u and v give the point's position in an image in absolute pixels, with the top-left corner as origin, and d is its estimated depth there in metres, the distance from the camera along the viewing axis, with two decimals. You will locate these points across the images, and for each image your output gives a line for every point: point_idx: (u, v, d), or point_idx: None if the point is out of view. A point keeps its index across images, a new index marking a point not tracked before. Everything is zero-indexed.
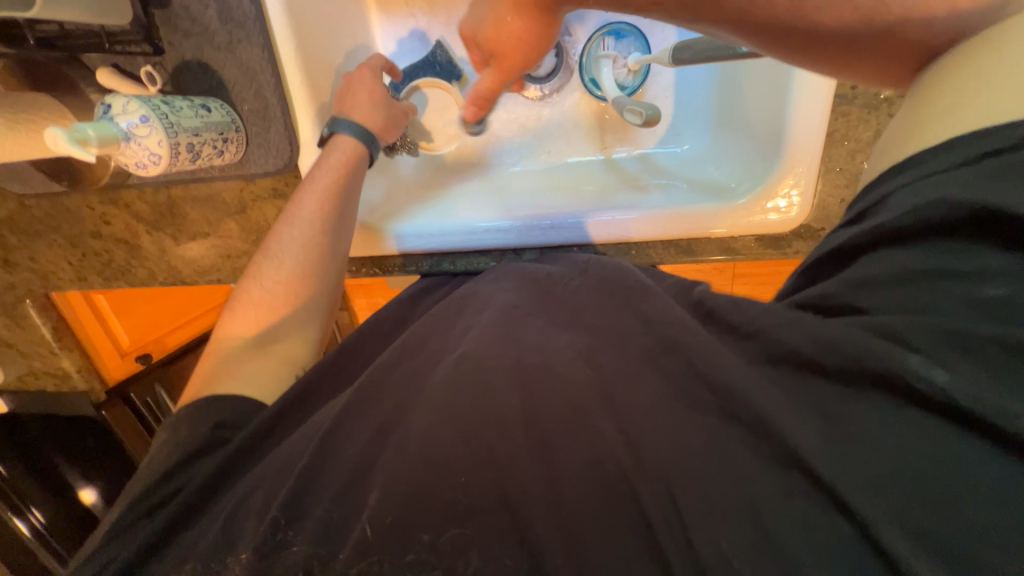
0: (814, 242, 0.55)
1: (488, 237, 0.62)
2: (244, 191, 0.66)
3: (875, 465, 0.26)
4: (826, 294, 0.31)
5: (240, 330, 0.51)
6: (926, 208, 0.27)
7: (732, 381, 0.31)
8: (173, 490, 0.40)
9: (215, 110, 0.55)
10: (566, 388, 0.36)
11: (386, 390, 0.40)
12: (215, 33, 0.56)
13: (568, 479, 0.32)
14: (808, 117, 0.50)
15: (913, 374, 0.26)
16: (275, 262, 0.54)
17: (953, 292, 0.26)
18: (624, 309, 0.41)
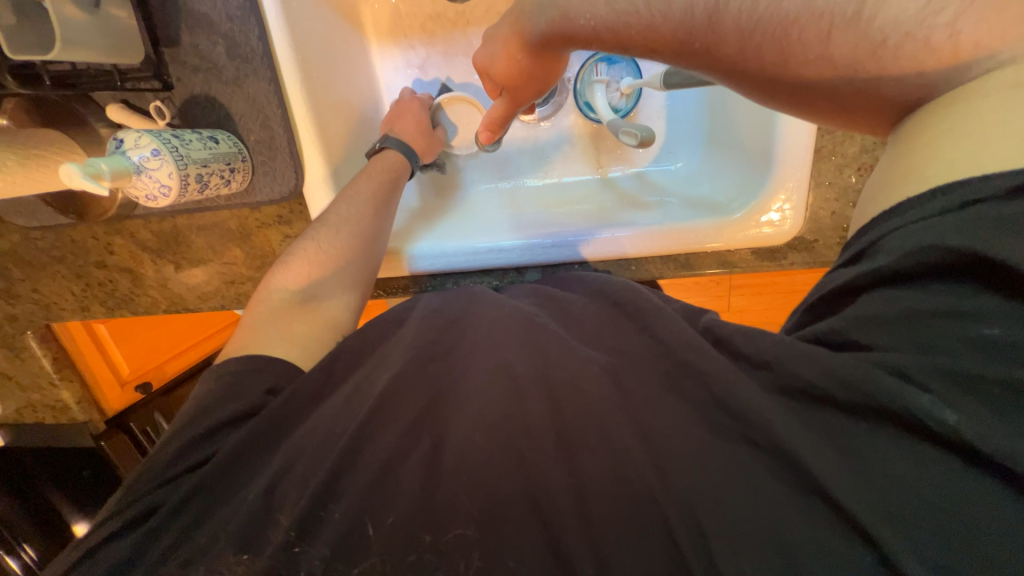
0: (809, 253, 0.57)
1: (490, 258, 0.63)
2: (249, 218, 0.67)
3: (893, 495, 0.27)
4: (835, 329, 0.32)
5: (285, 284, 0.53)
6: (926, 255, 0.28)
7: (750, 404, 0.32)
8: (205, 456, 0.40)
9: (223, 142, 0.57)
10: (588, 408, 0.36)
11: (406, 397, 0.38)
12: (223, 69, 0.58)
13: (596, 498, 0.33)
14: (795, 135, 0.53)
15: (925, 413, 0.27)
16: (316, 245, 0.56)
17: (955, 332, 0.27)
18: (634, 327, 0.40)
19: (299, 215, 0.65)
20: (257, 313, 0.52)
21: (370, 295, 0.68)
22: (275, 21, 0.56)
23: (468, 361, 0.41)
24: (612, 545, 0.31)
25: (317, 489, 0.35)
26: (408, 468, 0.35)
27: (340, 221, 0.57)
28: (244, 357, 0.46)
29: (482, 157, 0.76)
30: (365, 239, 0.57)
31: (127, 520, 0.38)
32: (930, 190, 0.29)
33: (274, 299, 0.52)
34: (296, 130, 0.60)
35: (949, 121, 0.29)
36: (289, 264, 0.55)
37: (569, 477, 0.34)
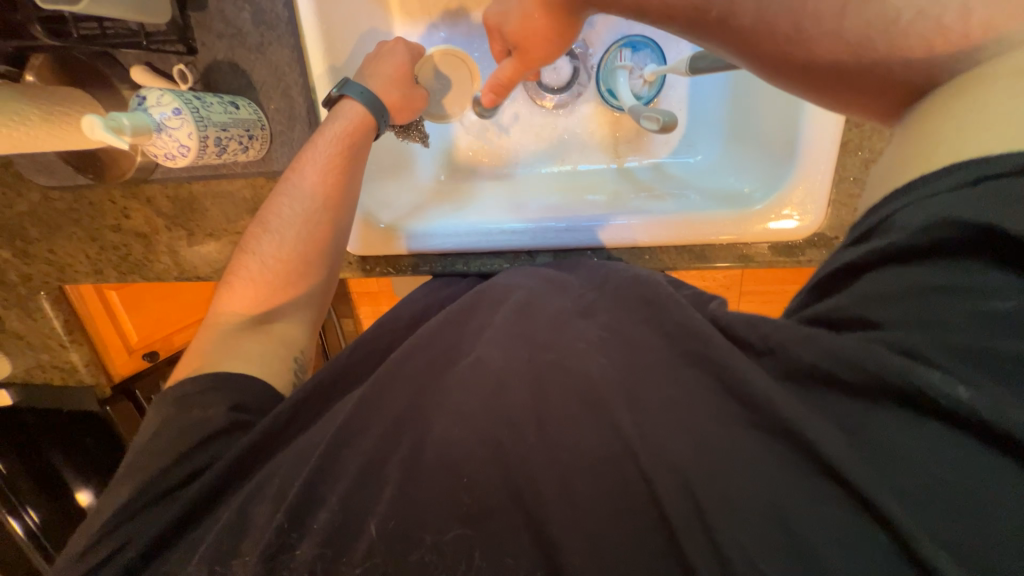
0: (828, 250, 0.56)
1: (500, 240, 0.63)
2: (264, 188, 0.66)
3: (910, 477, 0.25)
4: (840, 309, 0.30)
5: (236, 308, 0.53)
6: (938, 228, 0.27)
7: (759, 392, 0.30)
8: (189, 472, 0.41)
9: (244, 108, 0.57)
10: (578, 382, 0.35)
11: (399, 383, 0.39)
12: (247, 35, 0.58)
13: (580, 478, 0.32)
14: (822, 127, 0.51)
15: (935, 391, 0.25)
16: (284, 235, 0.55)
17: (961, 305, 0.26)
18: (644, 322, 0.38)
19: None
20: (207, 337, 0.52)
21: (379, 272, 0.68)
22: None
23: (465, 346, 0.41)
24: (610, 532, 0.30)
25: (306, 479, 0.35)
26: (388, 471, 0.35)
27: (320, 192, 0.56)
28: (195, 379, 0.47)
29: (499, 141, 0.75)
30: (339, 226, 0.58)
31: (118, 545, 0.38)
32: (936, 166, 0.28)
33: (230, 324, 0.52)
34: (315, 99, 0.60)
35: (959, 102, 0.28)
36: (279, 244, 0.55)
37: (556, 463, 0.32)
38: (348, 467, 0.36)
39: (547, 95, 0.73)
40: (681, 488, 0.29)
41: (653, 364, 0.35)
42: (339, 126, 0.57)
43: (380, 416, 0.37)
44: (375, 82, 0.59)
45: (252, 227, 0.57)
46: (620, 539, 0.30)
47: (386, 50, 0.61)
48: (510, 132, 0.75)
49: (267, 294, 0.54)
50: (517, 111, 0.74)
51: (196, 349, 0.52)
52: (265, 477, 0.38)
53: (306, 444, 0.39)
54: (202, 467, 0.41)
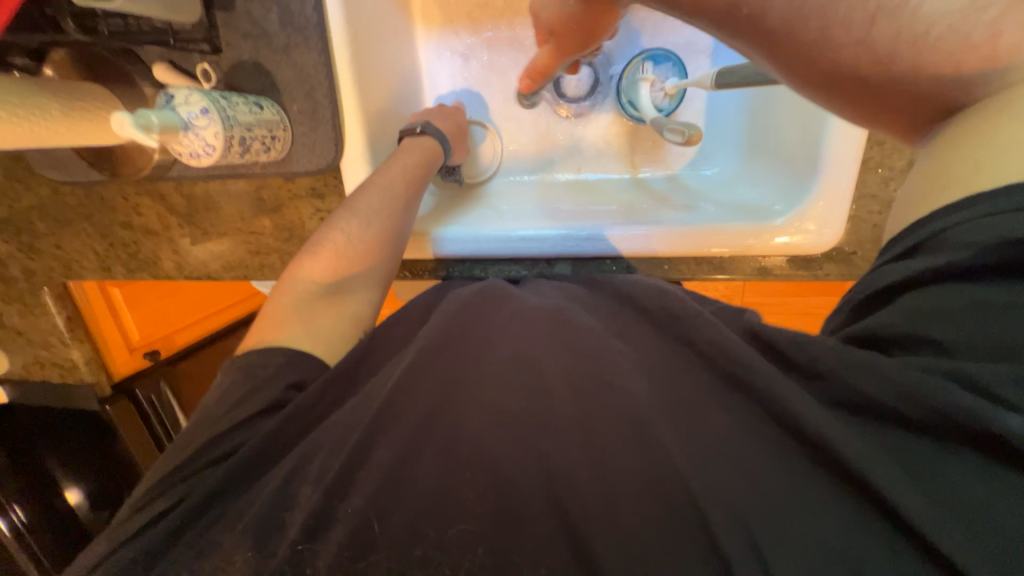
0: (846, 265, 0.56)
1: (522, 247, 0.63)
2: (282, 188, 0.66)
3: (973, 507, 0.25)
4: (888, 327, 0.31)
5: (313, 274, 0.52)
6: (994, 249, 0.27)
7: (797, 407, 0.31)
8: (222, 452, 0.40)
9: (267, 108, 0.57)
10: (622, 399, 0.35)
11: (431, 376, 0.38)
12: (273, 37, 0.58)
13: (626, 497, 0.31)
14: (843, 143, 0.52)
15: (1005, 425, 0.25)
16: (356, 225, 0.55)
17: (1023, 325, 0.27)
18: (667, 337, 0.39)
19: (333, 189, 0.65)
20: (280, 304, 0.51)
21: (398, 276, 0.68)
22: None
23: (486, 351, 0.39)
24: (640, 543, 0.30)
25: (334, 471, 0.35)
26: (419, 468, 0.34)
27: (380, 215, 0.56)
28: (267, 350, 0.46)
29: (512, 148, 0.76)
30: (394, 230, 0.57)
31: (161, 510, 0.38)
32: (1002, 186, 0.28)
33: (304, 288, 0.52)
34: (339, 100, 0.60)
35: (984, 135, 0.29)
36: (364, 228, 0.55)
37: (591, 466, 0.32)
38: (367, 474, 0.34)
39: (563, 103, 0.73)
40: (723, 505, 0.29)
41: (694, 388, 0.35)
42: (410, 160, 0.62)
43: (402, 416, 0.36)
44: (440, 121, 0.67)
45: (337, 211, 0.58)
46: (649, 550, 0.29)
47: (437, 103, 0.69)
48: (528, 141, 0.76)
49: (343, 265, 0.53)
50: (536, 121, 0.75)
51: (267, 312, 0.51)
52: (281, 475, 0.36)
53: (332, 426, 0.38)
54: (230, 450, 0.40)
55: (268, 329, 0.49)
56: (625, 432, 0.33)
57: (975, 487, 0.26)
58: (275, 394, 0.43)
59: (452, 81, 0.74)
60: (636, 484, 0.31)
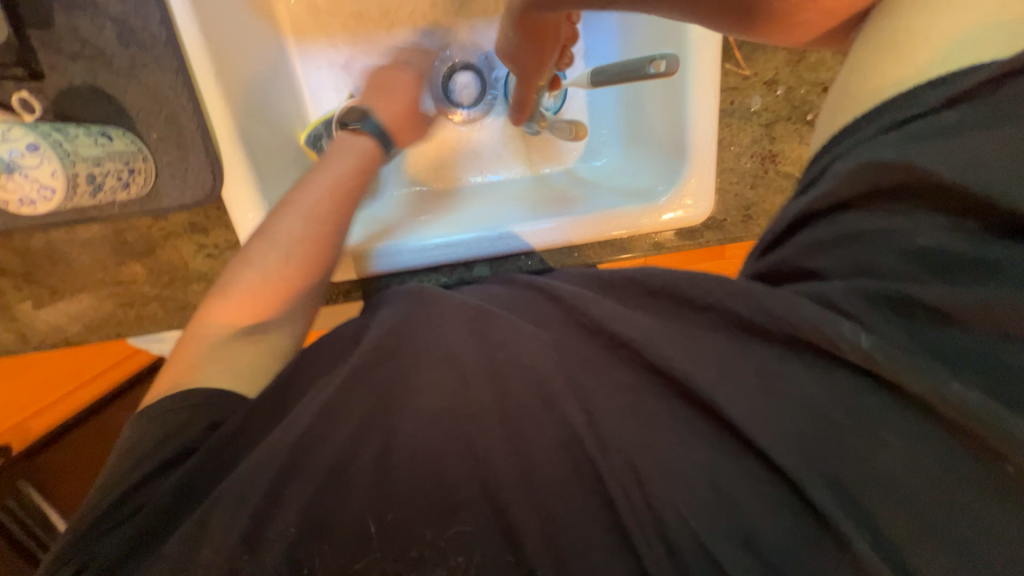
0: (720, 231, 0.64)
1: (440, 255, 0.62)
2: (152, 228, 0.58)
3: (820, 436, 0.28)
4: (784, 261, 0.33)
5: (222, 322, 0.46)
6: (857, 170, 0.29)
7: (679, 364, 0.31)
8: (119, 515, 0.34)
9: (118, 138, 0.49)
10: (532, 373, 0.35)
11: (360, 396, 0.35)
12: (114, 57, 0.51)
13: (538, 462, 0.32)
14: (702, 126, 0.59)
15: (844, 338, 0.27)
16: (276, 259, 0.48)
17: (888, 248, 0.28)
18: (563, 317, 0.38)
19: (217, 222, 0.59)
20: (198, 343, 0.45)
21: None
22: (178, 3, 0.50)
23: (406, 361, 0.37)
24: (562, 508, 0.31)
25: (256, 508, 0.32)
26: (355, 479, 0.32)
27: (304, 237, 0.50)
28: (178, 394, 0.40)
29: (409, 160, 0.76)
30: (322, 258, 0.51)
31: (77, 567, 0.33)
32: (872, 111, 0.31)
33: (218, 332, 0.45)
34: (207, 120, 0.54)
35: (904, 42, 0.31)
36: (284, 259, 0.48)
37: (512, 448, 0.33)
38: (303, 509, 0.32)
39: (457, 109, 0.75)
40: (625, 464, 0.31)
41: (596, 353, 0.35)
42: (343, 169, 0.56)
43: (334, 439, 0.34)
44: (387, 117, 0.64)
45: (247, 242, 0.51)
46: (576, 515, 0.31)
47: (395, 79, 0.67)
48: (425, 149, 0.76)
49: (256, 294, 0.47)
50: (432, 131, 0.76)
51: (180, 357, 0.44)
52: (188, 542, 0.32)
53: (252, 464, 0.34)
54: (151, 494, 0.35)
55: (182, 373, 0.42)
56: (544, 409, 0.34)
57: (827, 416, 0.28)
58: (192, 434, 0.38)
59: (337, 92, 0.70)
60: (559, 458, 0.32)
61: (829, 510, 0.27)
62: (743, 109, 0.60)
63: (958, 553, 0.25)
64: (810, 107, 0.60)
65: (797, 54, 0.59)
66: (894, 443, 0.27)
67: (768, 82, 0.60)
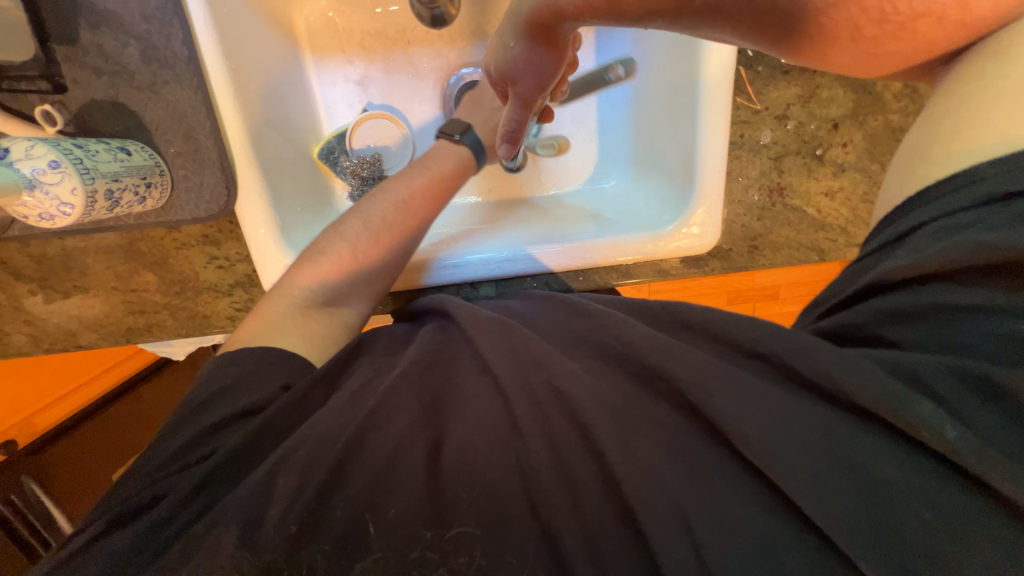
0: (725, 260, 0.65)
1: (461, 272, 0.64)
2: (166, 239, 0.59)
3: (893, 513, 0.28)
4: (856, 324, 0.34)
5: (301, 288, 0.49)
6: (949, 251, 0.30)
7: (723, 416, 0.32)
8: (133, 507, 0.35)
9: (136, 153, 0.51)
10: (569, 396, 0.35)
11: (406, 400, 0.36)
12: (135, 73, 0.52)
13: (589, 498, 0.32)
14: (711, 157, 0.59)
15: (923, 424, 0.28)
16: (364, 241, 0.53)
17: (982, 330, 0.29)
18: (582, 344, 0.39)
19: (229, 234, 0.59)
20: (265, 316, 0.47)
21: None
22: (200, 24, 0.51)
23: (456, 378, 0.38)
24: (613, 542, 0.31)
25: (309, 495, 0.33)
26: (407, 470, 0.34)
27: (365, 248, 0.53)
28: (238, 360, 0.43)
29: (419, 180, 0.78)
30: (401, 250, 0.55)
31: (130, 510, 0.35)
32: (959, 180, 0.32)
33: (300, 301, 0.49)
34: (225, 137, 0.54)
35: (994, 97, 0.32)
36: (369, 245, 0.53)
37: (557, 467, 0.33)
38: (334, 518, 0.33)
39: None
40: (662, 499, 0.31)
41: (609, 397, 0.35)
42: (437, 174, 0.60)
43: (371, 450, 0.34)
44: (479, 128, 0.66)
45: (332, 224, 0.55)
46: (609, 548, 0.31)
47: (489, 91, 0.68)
48: None
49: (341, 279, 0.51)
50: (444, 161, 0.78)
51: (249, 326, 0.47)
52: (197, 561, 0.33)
53: (294, 470, 0.34)
54: (206, 454, 0.37)
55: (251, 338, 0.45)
56: (575, 430, 0.34)
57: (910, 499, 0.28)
58: (275, 390, 0.41)
59: (349, 108, 0.71)
60: (592, 476, 0.33)
61: (861, 559, 0.27)
62: (752, 143, 0.61)
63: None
64: (820, 141, 0.60)
65: (809, 90, 0.59)
66: (980, 540, 0.26)
67: (779, 116, 0.60)
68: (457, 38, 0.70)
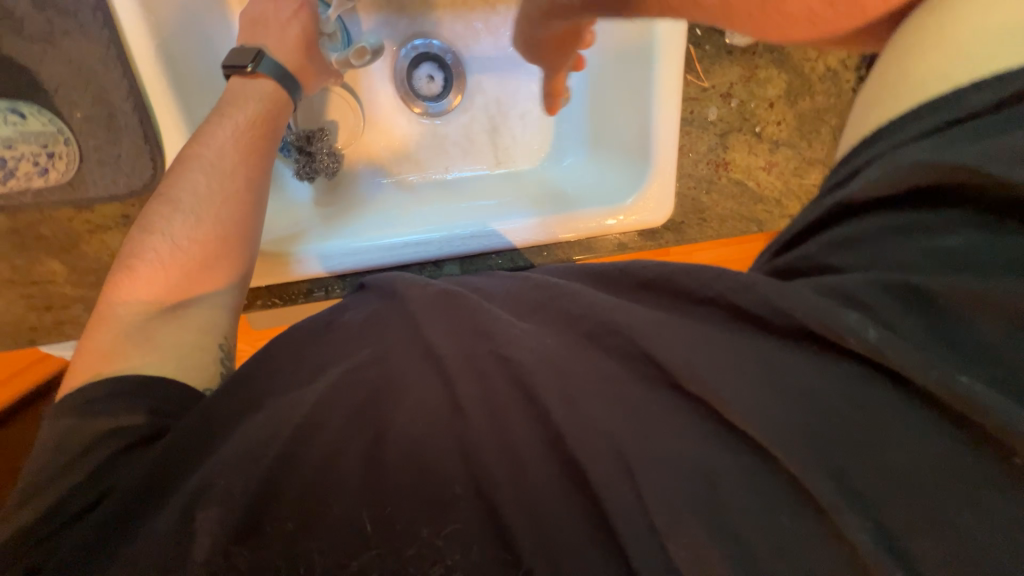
0: (677, 232, 0.68)
1: (409, 252, 0.62)
2: (75, 220, 0.51)
3: (865, 451, 0.27)
4: (807, 257, 0.33)
5: (139, 297, 0.43)
6: (896, 168, 0.29)
7: (688, 367, 0.30)
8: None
9: (33, 117, 0.46)
10: (513, 372, 0.34)
11: (353, 394, 0.34)
12: (27, 22, 0.46)
13: (530, 463, 0.33)
14: (667, 132, 0.61)
15: (851, 330, 0.27)
16: (185, 224, 0.46)
17: (919, 249, 0.29)
18: (540, 308, 0.37)
19: None
20: (106, 332, 0.41)
21: (262, 304, 0.62)
22: None
23: (391, 359, 0.36)
24: (558, 514, 0.32)
25: (241, 518, 0.31)
26: (347, 468, 0.33)
27: (207, 228, 0.47)
28: (89, 389, 0.38)
29: (367, 160, 0.75)
30: (239, 223, 0.49)
31: (27, 572, 0.31)
32: (905, 114, 0.31)
33: (133, 315, 0.42)
34: (147, 98, 0.49)
35: (950, 36, 0.32)
36: (193, 227, 0.46)
37: (501, 446, 0.33)
38: (280, 513, 0.32)
39: (418, 102, 0.75)
40: (614, 459, 0.31)
41: (595, 359, 0.34)
42: (243, 119, 0.52)
43: (314, 447, 0.33)
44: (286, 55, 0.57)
45: (150, 209, 0.48)
46: (557, 515, 0.32)
47: (273, 11, 0.58)
48: (377, 142, 0.75)
49: (183, 274, 0.45)
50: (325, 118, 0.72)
51: (88, 348, 0.41)
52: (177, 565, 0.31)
53: (217, 500, 0.32)
54: (99, 496, 0.33)
55: (91, 365, 0.40)
56: (521, 399, 0.34)
57: (876, 436, 0.27)
58: (136, 420, 0.36)
59: None
60: (537, 449, 0.33)
61: (829, 499, 0.26)
62: (701, 119, 0.64)
63: (942, 530, 0.25)
64: (759, 119, 0.65)
65: (749, 70, 0.63)
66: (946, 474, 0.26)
67: (724, 94, 0.64)
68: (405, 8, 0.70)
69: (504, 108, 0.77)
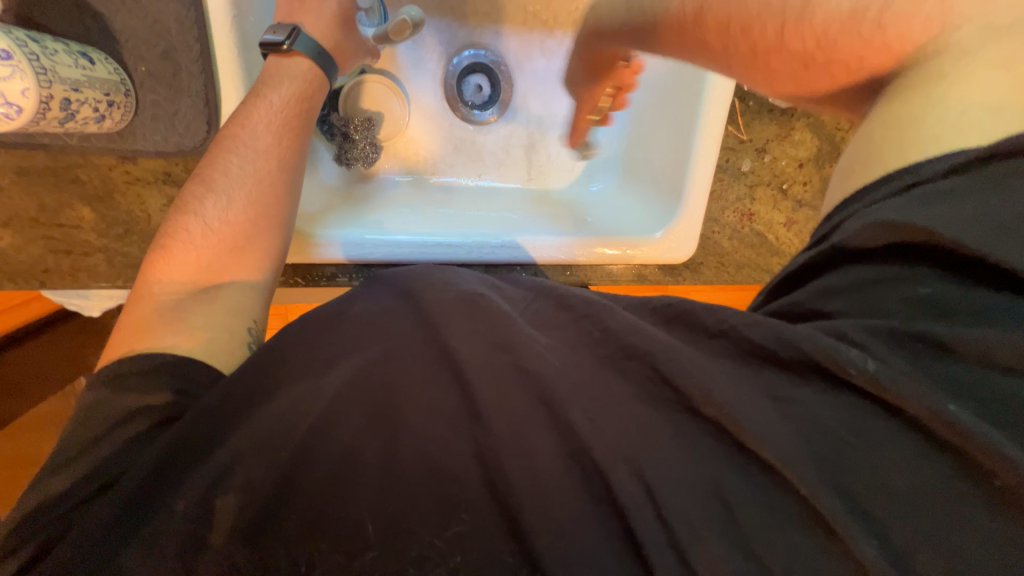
0: (696, 271, 0.71)
1: (437, 252, 0.63)
2: (115, 170, 0.51)
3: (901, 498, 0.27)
4: (797, 302, 0.34)
5: (177, 278, 0.44)
6: (871, 228, 0.32)
7: (722, 399, 0.29)
8: (42, 544, 0.32)
9: (100, 64, 0.45)
10: (535, 382, 0.32)
11: (374, 389, 0.33)
12: None
13: (548, 470, 0.31)
14: (699, 178, 0.64)
15: (852, 365, 0.28)
16: (219, 206, 0.46)
17: (899, 295, 0.30)
18: (580, 322, 0.35)
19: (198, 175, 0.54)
20: (140, 312, 0.42)
21: (284, 282, 0.62)
22: None
23: (402, 359, 0.34)
24: (583, 534, 0.30)
25: (255, 513, 0.30)
26: (366, 464, 0.31)
27: (247, 208, 0.47)
28: (125, 361, 0.38)
29: (403, 155, 0.76)
30: (275, 207, 0.49)
31: (49, 541, 0.32)
32: (881, 178, 0.34)
33: (169, 295, 0.43)
34: (215, 64, 0.50)
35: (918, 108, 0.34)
36: (225, 209, 0.46)
37: (522, 457, 0.31)
38: (302, 495, 0.31)
39: (461, 107, 0.77)
40: (637, 483, 0.29)
41: (616, 386, 0.32)
42: (278, 99, 0.51)
43: (336, 437, 0.32)
44: (350, 42, 0.59)
45: (186, 191, 0.48)
46: (584, 534, 0.30)
47: None
48: (416, 138, 0.76)
49: (217, 257, 0.45)
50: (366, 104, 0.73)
51: (123, 325, 0.42)
52: (188, 540, 0.30)
53: (236, 487, 0.31)
54: (117, 476, 0.33)
55: (125, 341, 0.40)
56: (541, 407, 0.32)
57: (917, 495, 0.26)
58: (161, 399, 0.36)
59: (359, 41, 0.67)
60: (558, 456, 0.31)
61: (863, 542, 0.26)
62: (734, 169, 0.67)
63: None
64: (787, 177, 0.68)
65: (786, 130, 0.67)
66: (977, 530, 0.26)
67: (759, 149, 0.67)
68: (460, 19, 0.74)
69: (544, 126, 0.79)
